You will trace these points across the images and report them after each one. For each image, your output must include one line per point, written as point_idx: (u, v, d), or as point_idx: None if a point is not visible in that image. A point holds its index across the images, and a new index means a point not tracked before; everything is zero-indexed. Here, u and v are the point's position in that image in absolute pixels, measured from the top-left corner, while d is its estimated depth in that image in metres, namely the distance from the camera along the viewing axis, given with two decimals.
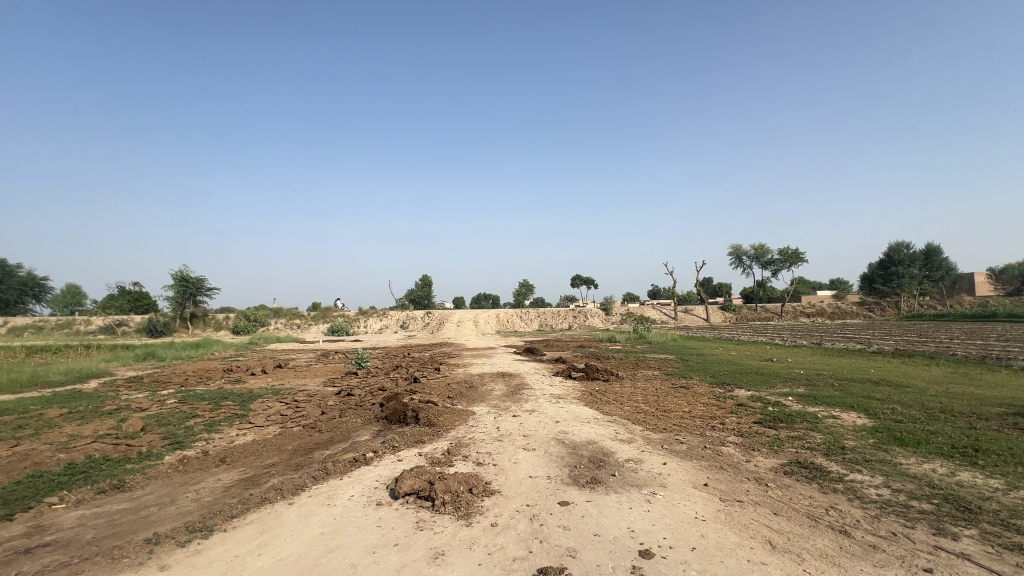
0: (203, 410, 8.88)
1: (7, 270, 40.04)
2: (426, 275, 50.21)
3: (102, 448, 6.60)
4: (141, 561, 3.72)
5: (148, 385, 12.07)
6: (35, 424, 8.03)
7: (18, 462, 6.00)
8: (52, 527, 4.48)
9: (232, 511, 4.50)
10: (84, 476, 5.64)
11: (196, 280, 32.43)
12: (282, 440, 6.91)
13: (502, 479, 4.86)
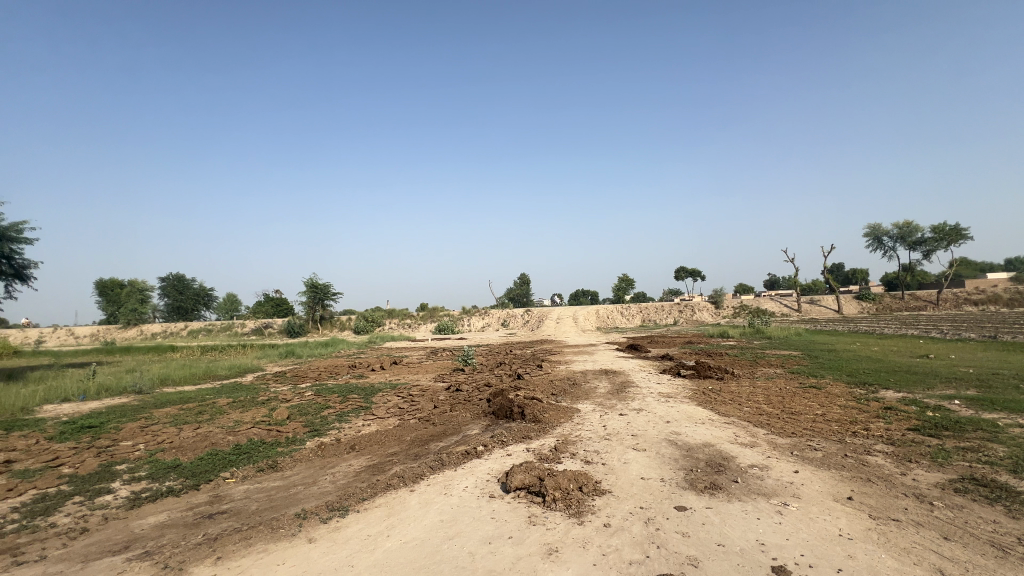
0: (334, 402, 9.97)
1: (185, 283, 48.59)
2: (525, 274, 51.11)
3: (259, 433, 7.73)
4: (293, 532, 4.26)
5: (291, 379, 13.86)
6: (210, 410, 9.67)
7: (200, 441, 7.26)
8: (226, 497, 5.34)
9: (363, 494, 4.98)
10: (247, 456, 6.64)
11: (324, 286, 36.35)
12: (402, 430, 7.48)
13: (612, 479, 4.75)
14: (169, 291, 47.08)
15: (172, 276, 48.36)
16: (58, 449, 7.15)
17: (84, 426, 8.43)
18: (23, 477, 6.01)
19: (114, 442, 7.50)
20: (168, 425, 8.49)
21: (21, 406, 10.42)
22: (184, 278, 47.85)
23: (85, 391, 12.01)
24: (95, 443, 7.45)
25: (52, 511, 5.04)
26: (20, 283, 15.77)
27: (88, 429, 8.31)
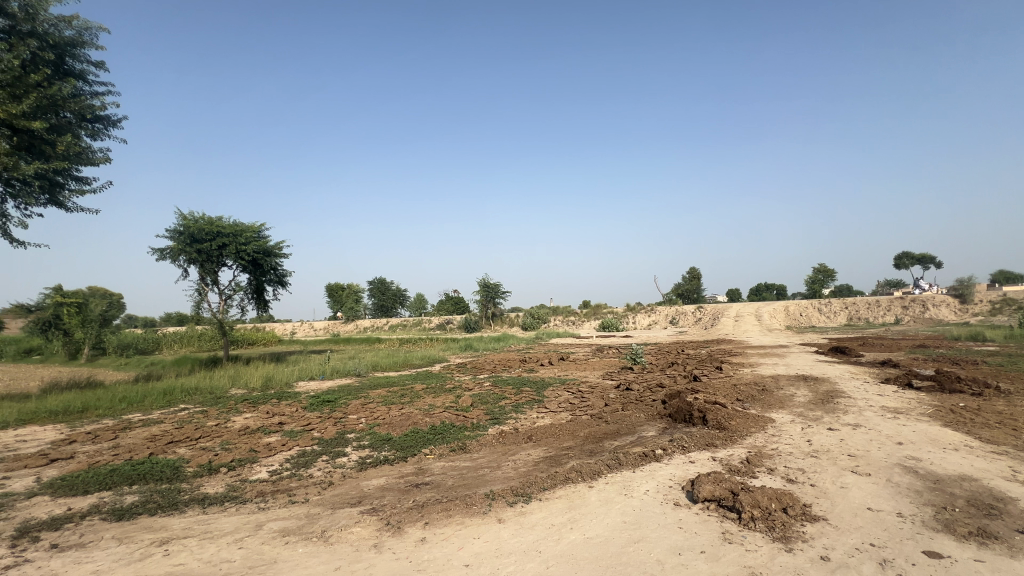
0: (510, 394, 10.67)
1: (387, 286, 57.79)
2: (695, 268, 47.45)
3: (449, 416, 8.71)
4: (484, 511, 4.65)
5: (472, 370, 15.31)
6: (411, 394, 11.27)
7: (404, 420, 8.51)
8: (427, 470, 6.13)
9: (544, 483, 5.17)
10: (442, 436, 7.53)
11: (495, 285, 39.34)
12: (575, 426, 7.60)
13: (827, 505, 4.02)
14: (375, 293, 56.56)
15: (377, 279, 57.77)
16: (310, 417, 9.17)
17: (325, 400, 10.65)
18: (290, 437, 7.84)
19: (345, 415, 9.29)
20: (381, 405, 10.17)
21: (285, 382, 13.70)
22: (385, 281, 57.21)
23: (324, 372, 15.20)
24: (333, 415, 9.33)
25: (309, 464, 6.46)
26: (282, 288, 20.66)
27: (328, 403, 10.47)
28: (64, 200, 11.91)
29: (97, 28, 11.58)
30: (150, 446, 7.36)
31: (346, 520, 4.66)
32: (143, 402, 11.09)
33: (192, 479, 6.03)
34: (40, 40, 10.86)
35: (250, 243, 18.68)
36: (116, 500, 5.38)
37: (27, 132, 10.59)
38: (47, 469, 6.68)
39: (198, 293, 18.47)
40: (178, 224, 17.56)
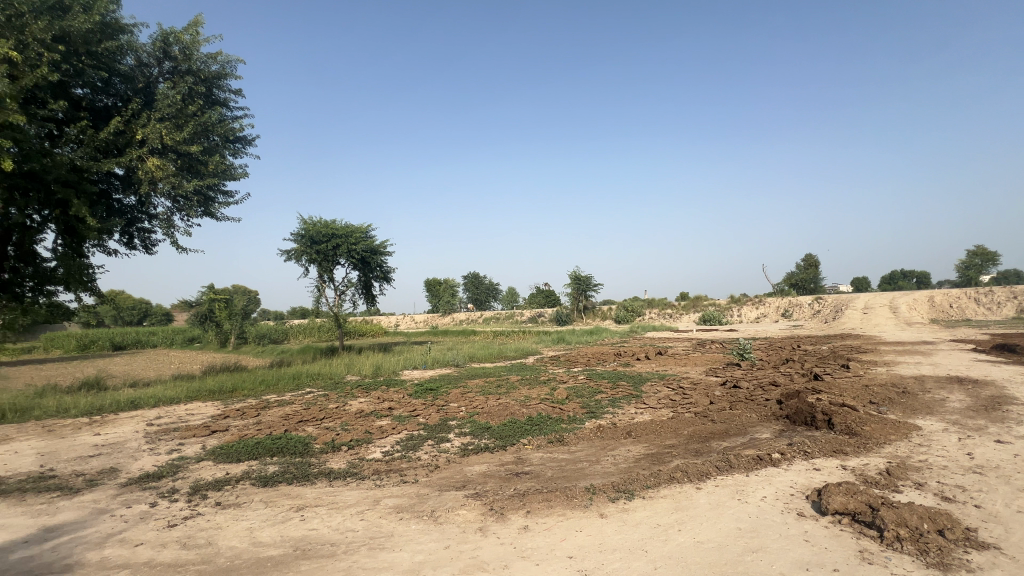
0: (606, 388, 10.47)
1: (480, 280, 59.90)
2: (811, 255, 42.71)
3: (546, 408, 8.77)
4: (586, 504, 4.61)
5: (565, 363, 15.28)
6: (507, 385, 11.56)
7: (502, 410, 8.74)
8: (527, 460, 6.24)
9: (646, 481, 5.00)
10: (539, 427, 7.61)
11: (586, 277, 38.85)
12: (678, 423, 7.24)
13: (999, 532, 3.38)
14: (470, 287, 58.94)
15: (471, 274, 60.05)
16: (415, 404, 9.82)
17: (428, 388, 11.32)
18: (399, 421, 8.46)
19: (447, 403, 9.79)
20: (479, 394, 10.56)
21: (392, 370, 14.83)
22: (479, 276, 59.39)
23: (426, 362, 16.18)
24: (436, 402, 9.89)
25: (417, 448, 6.91)
26: (387, 283, 22.32)
27: (430, 391, 11.13)
28: (216, 213, 13.92)
29: (236, 61, 13.34)
30: (285, 423, 8.41)
31: (452, 502, 4.91)
32: (278, 385, 12.73)
33: (319, 454, 6.77)
34: (194, 76, 12.80)
35: (359, 243, 20.42)
36: (261, 469, 6.22)
37: (187, 155, 12.59)
38: (210, 439, 7.93)
39: (317, 289, 20.67)
40: (300, 228, 19.77)
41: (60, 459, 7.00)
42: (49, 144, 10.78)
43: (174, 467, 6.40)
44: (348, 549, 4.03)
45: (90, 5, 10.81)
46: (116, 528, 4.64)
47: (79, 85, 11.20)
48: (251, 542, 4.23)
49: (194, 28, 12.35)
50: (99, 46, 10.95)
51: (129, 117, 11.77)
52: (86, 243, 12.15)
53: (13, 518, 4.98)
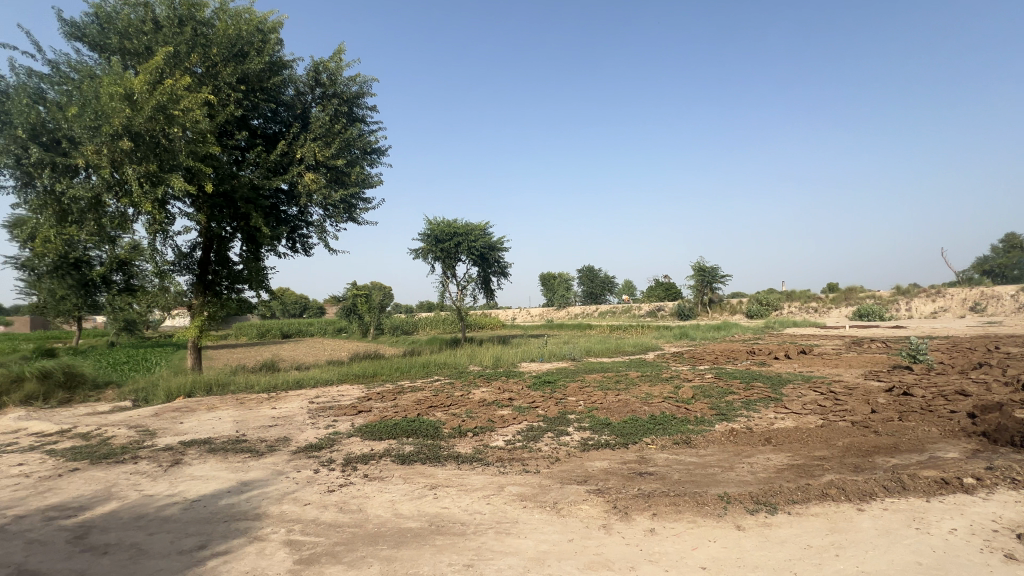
0: (738, 388, 9.59)
1: (595, 273, 59.13)
2: (1014, 235, 34.28)
3: (670, 407, 8.31)
4: (720, 513, 4.27)
5: (689, 360, 14.33)
6: (626, 381, 11.21)
7: (622, 406, 8.50)
8: (650, 460, 5.98)
9: (792, 495, 4.45)
10: (662, 427, 7.24)
11: (712, 268, 35.97)
12: (829, 433, 6.34)
13: None
14: (585, 281, 58.55)
15: (585, 267, 59.55)
16: (534, 395, 10.03)
17: (546, 381, 11.48)
18: (519, 411, 8.72)
19: (565, 396, 9.83)
20: (597, 389, 10.43)
21: (511, 361, 15.35)
22: (594, 269, 58.63)
23: (543, 355, 16.43)
24: (554, 395, 10.00)
25: (538, 439, 7.04)
26: (504, 278, 23.12)
27: (548, 384, 11.27)
28: (358, 217, 15.66)
29: (371, 80, 14.81)
30: (418, 408, 9.19)
31: (574, 496, 4.91)
32: (410, 372, 14.00)
33: (447, 438, 7.27)
34: (339, 98, 14.52)
35: (478, 240, 21.45)
36: (400, 448, 6.88)
37: (335, 169, 14.37)
38: (357, 418, 9.01)
39: (442, 284, 22.22)
40: (426, 229, 21.42)
41: (250, 427, 8.54)
42: (236, 168, 13.14)
43: (331, 440, 7.40)
44: (477, 530, 4.26)
45: (262, 49, 12.90)
46: (290, 488, 5.51)
47: (255, 117, 13.45)
48: (393, 513, 4.70)
49: (338, 56, 14.02)
50: (269, 82, 13.12)
51: (291, 140, 13.81)
52: (263, 249, 14.60)
53: (220, 471, 6.20)
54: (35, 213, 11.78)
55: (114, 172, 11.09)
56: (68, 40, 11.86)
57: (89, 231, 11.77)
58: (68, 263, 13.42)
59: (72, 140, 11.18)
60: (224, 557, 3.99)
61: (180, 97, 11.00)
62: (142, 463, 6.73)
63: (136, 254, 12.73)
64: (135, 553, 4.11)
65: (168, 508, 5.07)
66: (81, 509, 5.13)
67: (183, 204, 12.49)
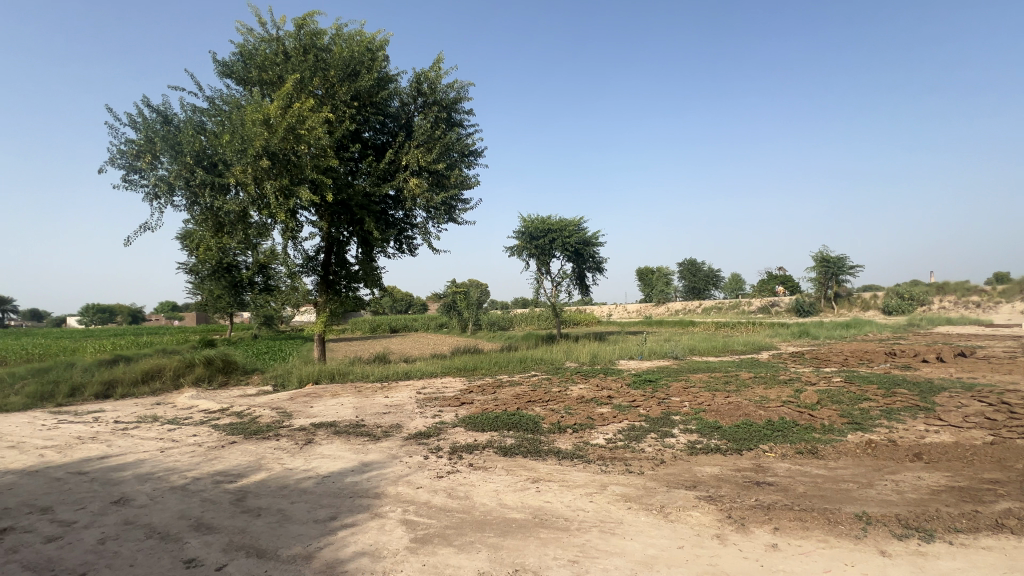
0: (875, 394, 8.38)
1: (698, 266, 55.68)
2: None
3: (790, 413, 7.52)
4: (858, 535, 3.78)
5: (812, 361, 12.85)
6: (736, 382, 10.37)
7: (734, 409, 7.89)
8: (769, 470, 5.47)
9: (954, 522, 3.79)
10: (782, 434, 6.58)
11: (838, 258, 31.92)
12: (1004, 452, 5.28)
13: None
14: (686, 275, 55.46)
15: (686, 261, 56.36)
16: (634, 394, 9.71)
17: (647, 380, 11.06)
18: (619, 410, 8.51)
19: (668, 396, 9.38)
20: (704, 390, 9.80)
21: (609, 358, 15.04)
22: (696, 263, 55.27)
23: (642, 352, 15.85)
24: (656, 394, 9.59)
25: (640, 439, 6.81)
26: (600, 273, 22.71)
27: (649, 383, 10.83)
28: (457, 218, 16.39)
29: (467, 85, 15.38)
30: (517, 402, 9.39)
31: (683, 501, 4.66)
32: (508, 366, 14.36)
33: (547, 433, 7.33)
34: (438, 105, 15.30)
35: (572, 235, 21.30)
36: (501, 440, 7.08)
37: (436, 173, 15.19)
38: (460, 409, 9.46)
39: (537, 281, 22.46)
40: (521, 226, 21.76)
41: (367, 413, 9.38)
42: (351, 178, 14.48)
43: (438, 429, 7.85)
44: (581, 526, 4.24)
45: (371, 66, 14.04)
46: (404, 471, 5.95)
47: (366, 130, 14.69)
48: (498, 503, 4.86)
49: (437, 66, 14.78)
50: (377, 97, 14.24)
51: (396, 148, 14.86)
52: (374, 250, 15.93)
53: (345, 452, 6.90)
54: (199, 226, 14.04)
55: (256, 188, 12.84)
56: (219, 77, 13.94)
57: (238, 240, 13.77)
58: (222, 267, 15.82)
59: (224, 163, 13.14)
60: (351, 529, 4.43)
61: (305, 117, 12.39)
62: (282, 440, 7.72)
63: (273, 258, 14.63)
64: (281, 517, 4.74)
65: (305, 481, 5.76)
66: (238, 476, 6.04)
67: (309, 213, 14.08)
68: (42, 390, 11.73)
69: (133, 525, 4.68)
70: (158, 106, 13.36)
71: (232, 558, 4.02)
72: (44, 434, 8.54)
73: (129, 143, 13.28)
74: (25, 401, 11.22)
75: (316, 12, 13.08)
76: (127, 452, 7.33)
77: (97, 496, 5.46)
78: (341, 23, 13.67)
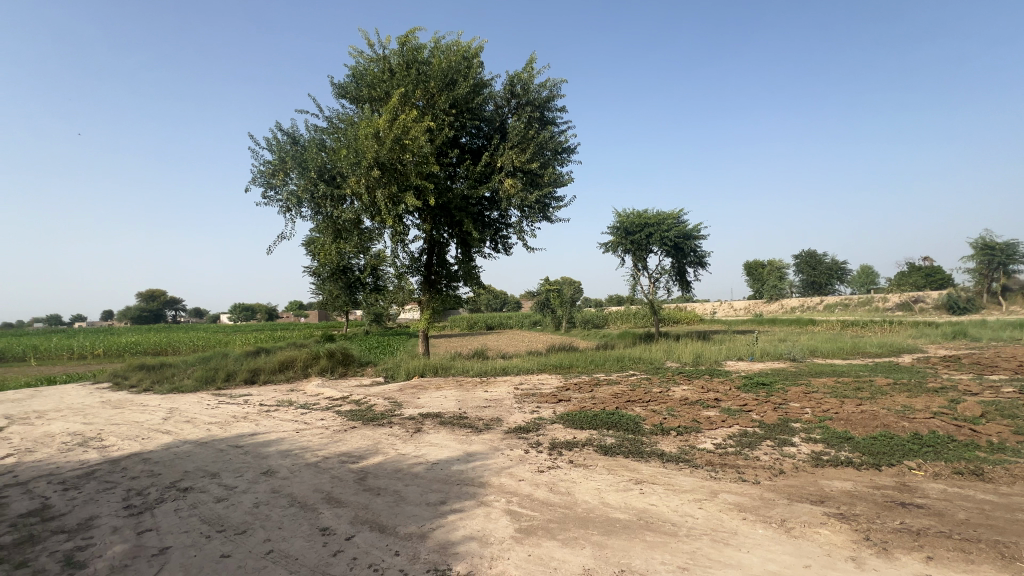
0: None
1: (818, 259, 49.88)
2: None
3: (944, 426, 6.44)
4: None
5: (972, 367, 10.87)
6: (870, 389, 9.13)
7: (868, 418, 6.96)
8: (918, 490, 4.74)
9: None
10: (933, 450, 5.67)
11: (1005, 244, 26.94)
12: None
13: None
14: (804, 268, 50.00)
15: (804, 252, 50.79)
16: (745, 398, 9.00)
17: (759, 383, 10.18)
18: (728, 414, 7.93)
19: (785, 401, 8.55)
20: (829, 396, 8.77)
21: (714, 359, 14.09)
22: (816, 255, 49.72)
23: (753, 353, 14.61)
24: (770, 399, 8.79)
25: (754, 446, 6.29)
26: (702, 268, 21.37)
27: (763, 386, 9.96)
28: (551, 216, 16.44)
29: (560, 82, 15.38)
30: (616, 401, 9.20)
31: (809, 517, 4.23)
32: (605, 365, 14.10)
33: (649, 435, 7.08)
34: (531, 104, 15.50)
35: (671, 229, 20.29)
36: (601, 439, 6.99)
37: (530, 172, 15.38)
38: (558, 406, 9.50)
39: (633, 277, 21.77)
40: (616, 221, 21.21)
41: (469, 406, 9.82)
42: (450, 182, 15.20)
43: (537, 425, 7.97)
44: (690, 533, 4.04)
45: (467, 74, 14.66)
46: (507, 463, 6.14)
47: (464, 135, 15.36)
48: (600, 501, 4.81)
49: (530, 66, 14.99)
50: (473, 102, 14.79)
51: (492, 151, 15.34)
52: (472, 250, 16.61)
53: (450, 441, 7.31)
54: (321, 233, 15.70)
55: (368, 196, 14.05)
56: (336, 98, 15.48)
57: (353, 244, 15.19)
58: (340, 270, 17.58)
59: (341, 175, 14.58)
60: (459, 514, 4.68)
61: (410, 128, 13.27)
62: (395, 427, 8.39)
63: (383, 261, 15.92)
64: (397, 497, 5.16)
65: (417, 466, 6.21)
66: (360, 457, 6.69)
67: (414, 217, 15.10)
68: (206, 375, 14.03)
69: (279, 494, 5.42)
70: (289, 129, 15.22)
71: (358, 529, 4.47)
72: (209, 412, 10.21)
73: (266, 164, 15.30)
74: (194, 384, 13.50)
75: (417, 29, 13.98)
76: (271, 430, 8.48)
77: (251, 466, 6.41)
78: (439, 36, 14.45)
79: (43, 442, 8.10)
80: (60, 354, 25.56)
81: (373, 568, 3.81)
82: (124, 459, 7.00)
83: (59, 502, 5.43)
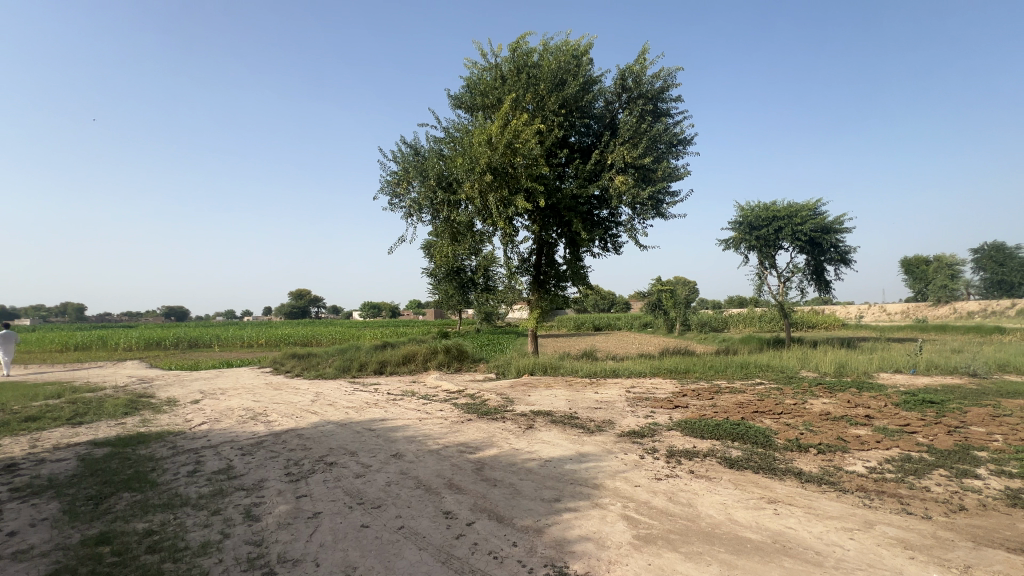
0: None
1: (1008, 252, 40.57)
2: None
3: None
4: None
5: None
6: None
7: None
8: None
9: None
10: None
11: None
12: None
13: None
14: (986, 264, 41.10)
15: (987, 244, 41.73)
16: (907, 416, 7.65)
17: (925, 400, 8.59)
18: (884, 434, 6.82)
19: (963, 424, 7.09)
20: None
21: (862, 369, 12.23)
22: (1004, 247, 40.62)
23: (915, 365, 12.38)
24: (942, 420, 7.36)
25: (921, 474, 5.33)
26: (845, 266, 18.70)
27: (931, 404, 8.39)
28: (665, 212, 15.67)
29: (676, 70, 14.58)
30: (741, 411, 8.45)
31: (1005, 567, 3.46)
32: (726, 371, 13.04)
33: (783, 450, 6.38)
34: (644, 97, 14.95)
35: (806, 222, 18.06)
36: (726, 450, 6.46)
37: (643, 167, 14.83)
38: (674, 412, 9.01)
39: (759, 277, 19.81)
40: (738, 216, 19.46)
41: (579, 406, 9.75)
42: (560, 182, 15.26)
43: (652, 430, 7.63)
44: (839, 566, 3.55)
45: (576, 73, 14.63)
46: (621, 467, 5.98)
47: (573, 134, 15.30)
48: (728, 517, 4.45)
49: (642, 58, 14.43)
50: (583, 100, 14.68)
51: (602, 148, 15.06)
52: (581, 249, 16.49)
53: (562, 440, 7.32)
54: (438, 236, 16.73)
55: (481, 200, 14.68)
56: (453, 109, 16.42)
57: (467, 246, 16.01)
58: (454, 270, 18.63)
59: (457, 181, 15.42)
60: (575, 513, 4.68)
61: (521, 131, 13.59)
62: (508, 423, 8.65)
63: (494, 261, 16.50)
64: (513, 491, 5.32)
65: (530, 462, 6.33)
66: (476, 449, 7.02)
67: (524, 219, 15.40)
68: (344, 365, 15.89)
69: (408, 475, 5.92)
70: (411, 141, 16.51)
71: (478, 517, 4.70)
72: (347, 397, 11.53)
73: (393, 174, 16.78)
74: (335, 373, 15.35)
75: (528, 33, 14.27)
76: (398, 417, 9.29)
77: (382, 448, 7.10)
78: (549, 38, 14.59)
79: (226, 414, 9.86)
80: (235, 343, 30.89)
81: (493, 555, 3.97)
82: (284, 433, 8.21)
83: (239, 464, 6.55)
